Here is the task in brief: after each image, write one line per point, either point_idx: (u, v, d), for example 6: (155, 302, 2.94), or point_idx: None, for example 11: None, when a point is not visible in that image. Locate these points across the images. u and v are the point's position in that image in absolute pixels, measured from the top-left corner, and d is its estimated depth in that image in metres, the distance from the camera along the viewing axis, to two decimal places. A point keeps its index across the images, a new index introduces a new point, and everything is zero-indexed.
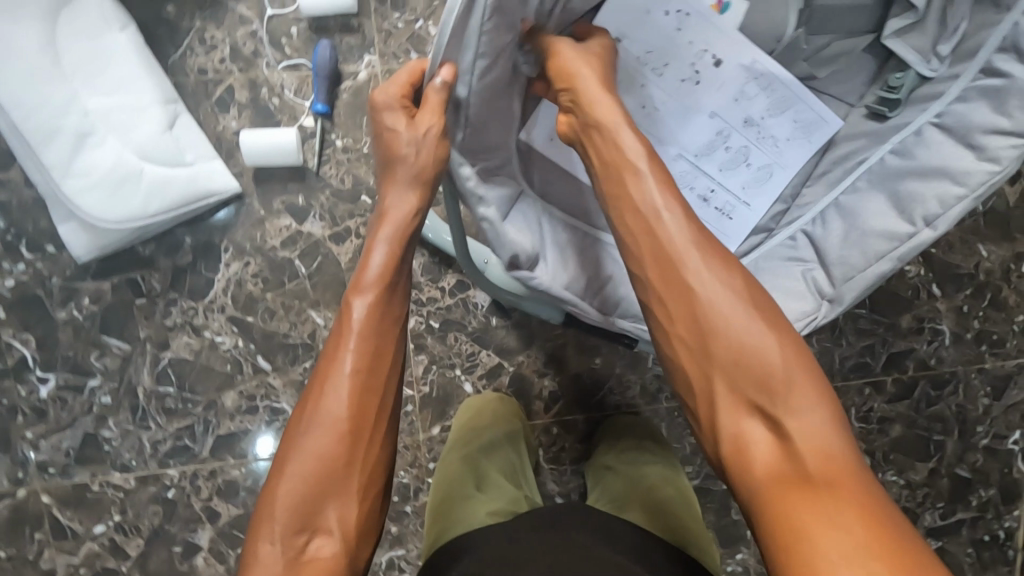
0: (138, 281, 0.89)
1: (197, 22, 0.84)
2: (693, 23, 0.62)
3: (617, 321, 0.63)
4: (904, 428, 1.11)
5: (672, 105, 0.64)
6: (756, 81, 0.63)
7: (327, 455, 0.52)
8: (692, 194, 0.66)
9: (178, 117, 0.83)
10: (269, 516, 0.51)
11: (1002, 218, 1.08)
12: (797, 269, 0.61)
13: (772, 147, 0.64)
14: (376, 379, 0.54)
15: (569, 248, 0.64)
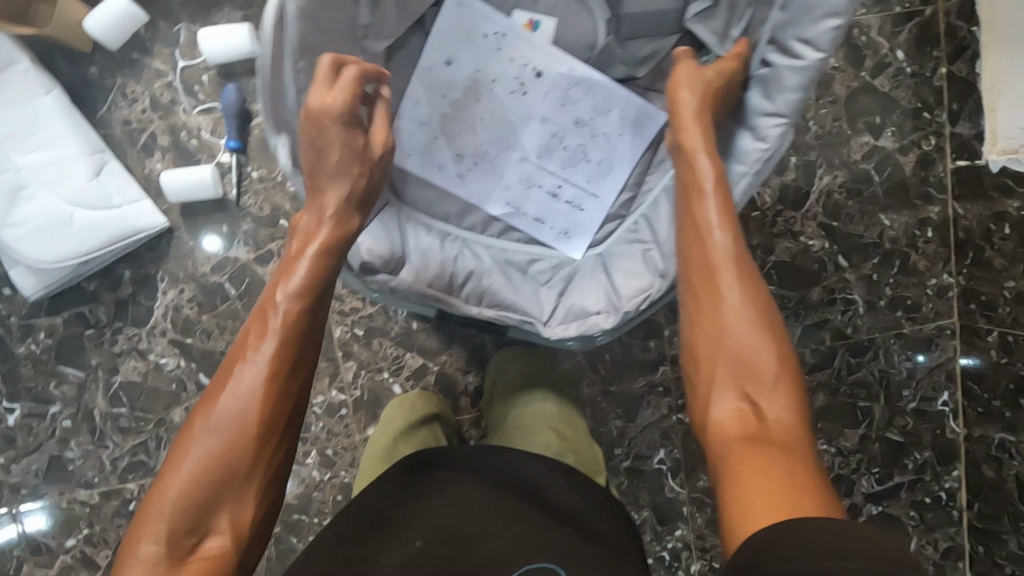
0: (85, 314, 0.99)
1: (118, 79, 0.94)
2: (513, 45, 0.71)
3: (479, 310, 0.69)
4: (827, 396, 1.15)
5: (509, 115, 0.72)
6: (576, 87, 0.71)
7: (226, 461, 0.54)
8: (542, 190, 0.74)
9: (106, 164, 0.92)
10: (153, 516, 0.53)
11: (901, 187, 1.11)
12: (639, 251, 0.69)
13: (604, 142, 0.72)
14: (292, 382, 0.57)
15: (434, 249, 0.70)
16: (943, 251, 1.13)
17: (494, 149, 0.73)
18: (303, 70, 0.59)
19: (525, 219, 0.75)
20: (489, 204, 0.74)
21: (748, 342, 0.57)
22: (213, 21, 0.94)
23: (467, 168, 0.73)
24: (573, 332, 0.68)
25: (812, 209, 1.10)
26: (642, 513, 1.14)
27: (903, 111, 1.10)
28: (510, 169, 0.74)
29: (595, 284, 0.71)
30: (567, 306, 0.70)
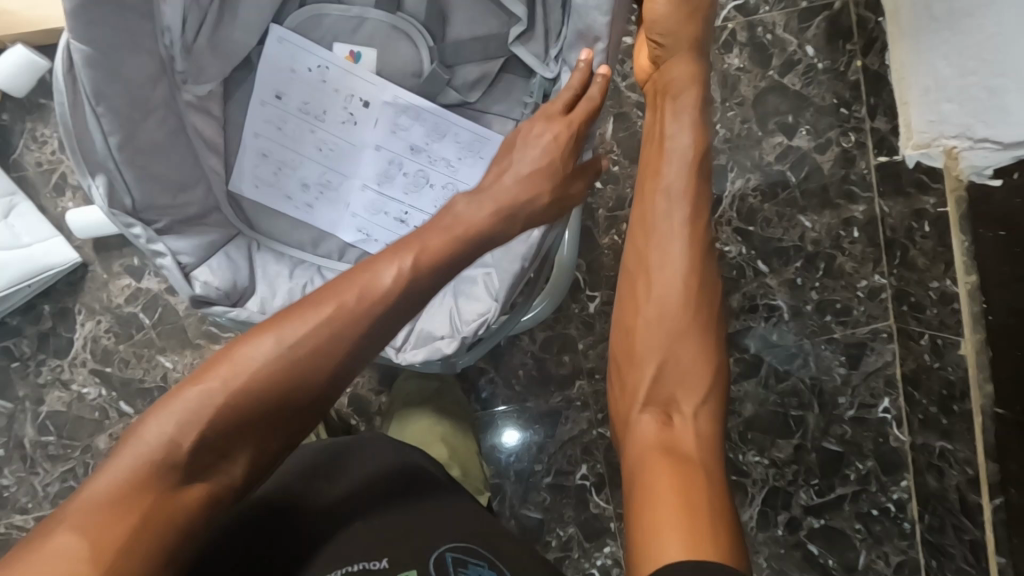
0: (11, 347, 1.03)
1: (28, 124, 0.99)
2: (339, 75, 0.73)
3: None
4: (755, 406, 1.11)
5: (344, 145, 0.75)
6: (405, 114, 0.74)
7: (282, 385, 0.52)
8: (389, 217, 0.76)
9: (16, 206, 0.97)
10: (180, 404, 0.50)
11: (820, 185, 1.07)
12: (481, 275, 0.73)
13: (444, 167, 0.75)
14: (367, 330, 0.56)
15: (288, 280, 0.74)
16: (872, 251, 1.08)
17: (336, 178, 0.76)
18: (106, 117, 0.59)
19: (378, 245, 0.76)
20: (342, 233, 0.76)
21: (677, 350, 0.63)
22: None
23: (314, 198, 0.76)
24: (420, 357, 0.71)
25: (726, 214, 1.07)
26: (568, 530, 1.11)
27: (818, 109, 1.06)
28: (354, 198, 0.76)
29: (444, 309, 0.74)
30: (417, 330, 0.74)
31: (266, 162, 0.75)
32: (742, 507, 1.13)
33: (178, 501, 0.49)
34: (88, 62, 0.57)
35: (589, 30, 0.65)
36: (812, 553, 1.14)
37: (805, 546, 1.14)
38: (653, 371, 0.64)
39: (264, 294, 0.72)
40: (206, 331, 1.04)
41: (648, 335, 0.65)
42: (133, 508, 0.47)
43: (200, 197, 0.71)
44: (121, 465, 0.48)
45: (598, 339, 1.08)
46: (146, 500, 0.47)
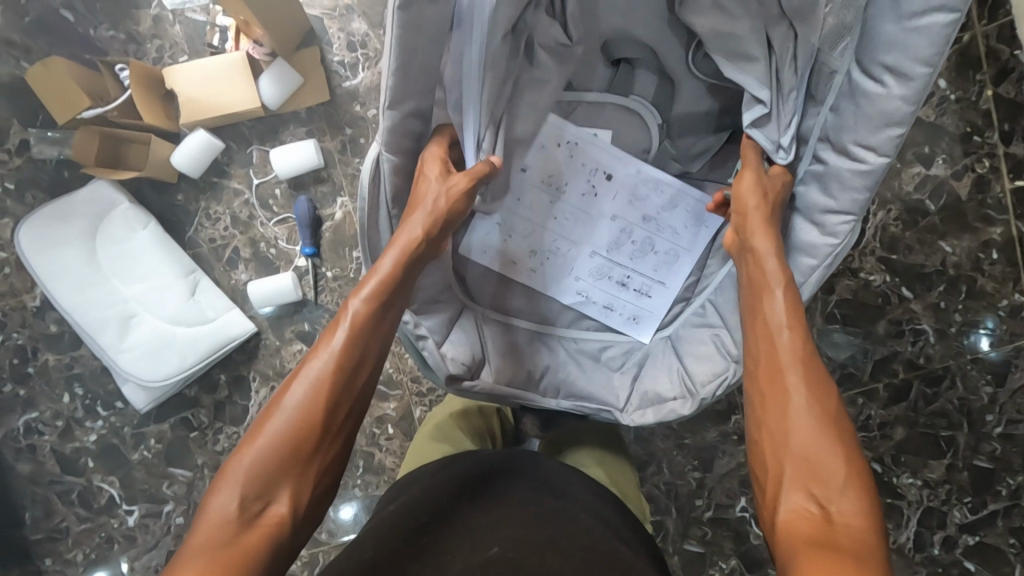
0: (189, 417, 1.07)
1: (202, 203, 1.03)
2: (585, 152, 0.77)
3: (560, 401, 0.76)
4: (906, 429, 1.14)
5: (578, 214, 0.78)
6: (645, 185, 0.77)
7: (299, 428, 0.55)
8: (613, 281, 0.79)
9: (199, 283, 1.01)
10: (233, 471, 0.53)
11: (958, 210, 1.10)
12: (708, 335, 0.73)
13: (672, 235, 0.78)
14: (363, 341, 0.60)
15: (512, 347, 0.77)
16: (1011, 271, 1.11)
17: (565, 245, 0.79)
18: (396, 217, 0.69)
19: (596, 307, 0.79)
20: (563, 296, 0.79)
21: (809, 443, 0.56)
22: (281, 140, 1.03)
23: (538, 263, 0.78)
24: (651, 419, 0.73)
25: (869, 244, 1.11)
26: (730, 562, 1.13)
27: (951, 137, 1.09)
28: (580, 263, 0.79)
29: (668, 369, 0.75)
30: (641, 391, 0.75)
31: (496, 231, 0.78)
32: (897, 529, 1.15)
33: (245, 548, 0.50)
34: (392, 169, 0.66)
35: (885, 117, 0.61)
36: (969, 570, 1.15)
37: (961, 564, 1.15)
38: (791, 465, 0.56)
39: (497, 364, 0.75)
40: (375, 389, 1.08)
41: (779, 426, 0.58)
42: (216, 565, 0.48)
43: (435, 277, 0.73)
44: (196, 543, 0.50)
45: None
46: (214, 559, 0.48)
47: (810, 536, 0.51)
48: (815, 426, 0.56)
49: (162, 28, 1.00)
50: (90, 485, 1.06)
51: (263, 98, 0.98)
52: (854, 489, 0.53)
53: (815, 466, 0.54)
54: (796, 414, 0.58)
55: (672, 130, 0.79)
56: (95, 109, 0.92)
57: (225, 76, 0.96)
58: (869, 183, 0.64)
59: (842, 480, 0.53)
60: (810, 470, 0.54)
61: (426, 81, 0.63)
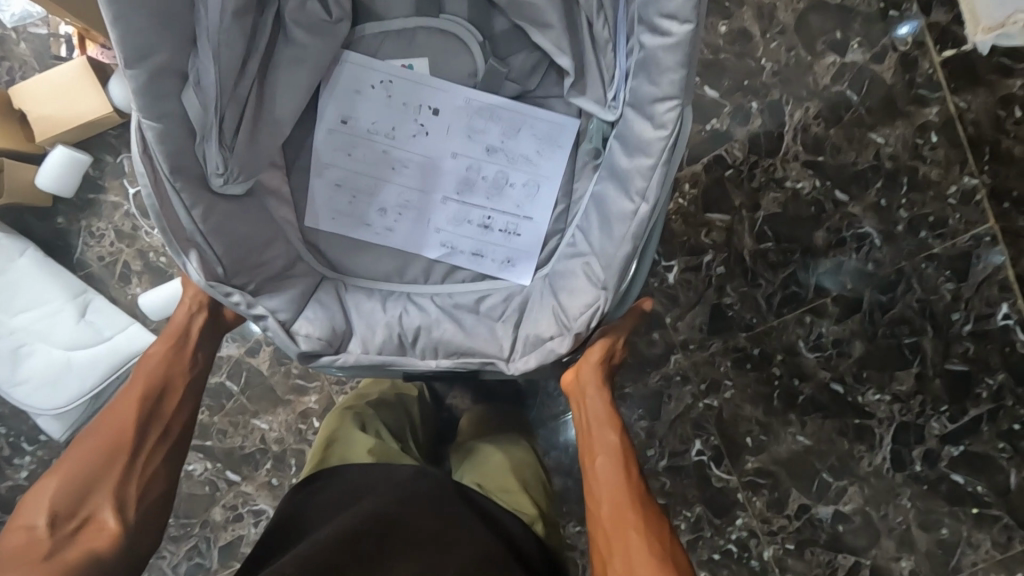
0: None
1: (83, 222, 1.00)
2: (404, 88, 0.78)
3: (439, 360, 0.72)
4: (865, 343, 1.05)
5: (419, 159, 0.79)
6: (479, 115, 0.78)
7: (112, 454, 0.63)
8: (474, 224, 0.79)
9: (91, 303, 0.97)
10: (39, 502, 0.60)
11: (883, 96, 1.01)
12: (579, 264, 0.70)
13: (523, 163, 0.79)
14: (148, 404, 0.67)
15: (384, 316, 0.75)
16: (955, 153, 1.01)
17: (416, 195, 0.79)
18: (187, 190, 0.64)
19: (465, 255, 0.80)
20: (429, 251, 0.79)
21: None
22: None
23: (392, 222, 0.79)
24: (535, 362, 0.70)
25: (791, 150, 1.02)
26: (695, 510, 1.07)
27: (864, 19, 1.00)
28: (437, 211, 0.80)
29: (545, 308, 0.73)
30: (523, 337, 0.72)
31: (340, 192, 0.78)
32: (872, 451, 1.07)
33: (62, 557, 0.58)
34: (159, 137, 0.61)
35: None
36: (958, 483, 1.06)
37: (949, 479, 1.06)
38: None
39: (370, 333, 0.73)
40: (294, 385, 1.05)
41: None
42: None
43: (283, 250, 0.74)
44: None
45: (684, 308, 1.05)
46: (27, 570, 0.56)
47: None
48: (653, 561, 0.65)
49: (8, 48, 0.97)
50: None
51: (115, 101, 0.93)
52: None
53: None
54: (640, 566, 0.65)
55: (498, 52, 0.80)
56: None
57: (70, 89, 0.92)
58: (680, 59, 0.59)
59: None
60: None
61: (168, 34, 0.60)
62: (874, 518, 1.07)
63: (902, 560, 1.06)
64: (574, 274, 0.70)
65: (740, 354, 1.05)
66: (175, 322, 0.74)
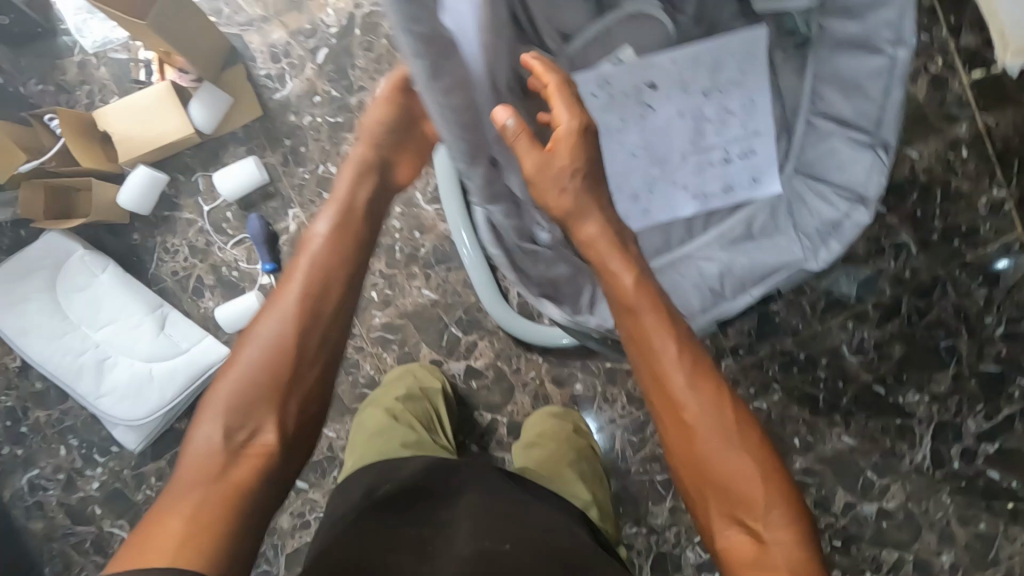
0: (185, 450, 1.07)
1: (159, 238, 1.04)
2: (620, 82, 0.71)
3: (751, 292, 0.74)
4: (904, 345, 1.10)
5: (650, 131, 0.73)
6: (690, 66, 0.71)
7: (279, 359, 0.61)
8: (718, 163, 0.77)
9: (168, 317, 1.01)
10: (214, 404, 0.60)
11: (916, 114, 1.08)
12: (837, 141, 0.71)
13: (736, 87, 0.74)
14: (318, 306, 0.63)
15: (685, 280, 0.76)
16: (984, 167, 1.08)
17: (659, 169, 0.76)
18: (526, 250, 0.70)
19: (717, 195, 0.78)
20: (686, 210, 0.78)
21: (736, 475, 0.62)
22: (224, 162, 1.03)
23: (648, 203, 0.78)
24: (840, 246, 0.71)
25: None
26: None
27: None
28: (682, 172, 0.76)
29: (819, 195, 0.73)
30: (814, 229, 0.73)
31: None
32: (913, 449, 1.12)
33: (236, 474, 0.58)
34: (504, 213, 0.66)
35: None
36: (994, 479, 1.11)
37: (986, 475, 1.11)
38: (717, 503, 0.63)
39: (685, 301, 0.74)
40: (361, 393, 1.08)
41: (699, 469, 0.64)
42: (205, 488, 0.56)
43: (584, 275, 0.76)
44: (186, 464, 0.57)
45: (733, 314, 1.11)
46: (198, 485, 0.56)
47: (746, 562, 0.60)
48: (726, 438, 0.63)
49: (88, 72, 1.00)
50: (102, 532, 1.08)
51: (196, 123, 0.98)
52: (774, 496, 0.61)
53: (739, 493, 0.62)
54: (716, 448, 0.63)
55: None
56: (30, 162, 0.92)
57: (153, 111, 0.96)
58: None
59: (763, 496, 0.61)
60: (736, 503, 0.62)
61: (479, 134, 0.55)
62: (916, 514, 1.11)
63: (943, 554, 1.11)
64: (846, 161, 0.69)
65: (787, 358, 1.10)
66: (341, 192, 0.65)
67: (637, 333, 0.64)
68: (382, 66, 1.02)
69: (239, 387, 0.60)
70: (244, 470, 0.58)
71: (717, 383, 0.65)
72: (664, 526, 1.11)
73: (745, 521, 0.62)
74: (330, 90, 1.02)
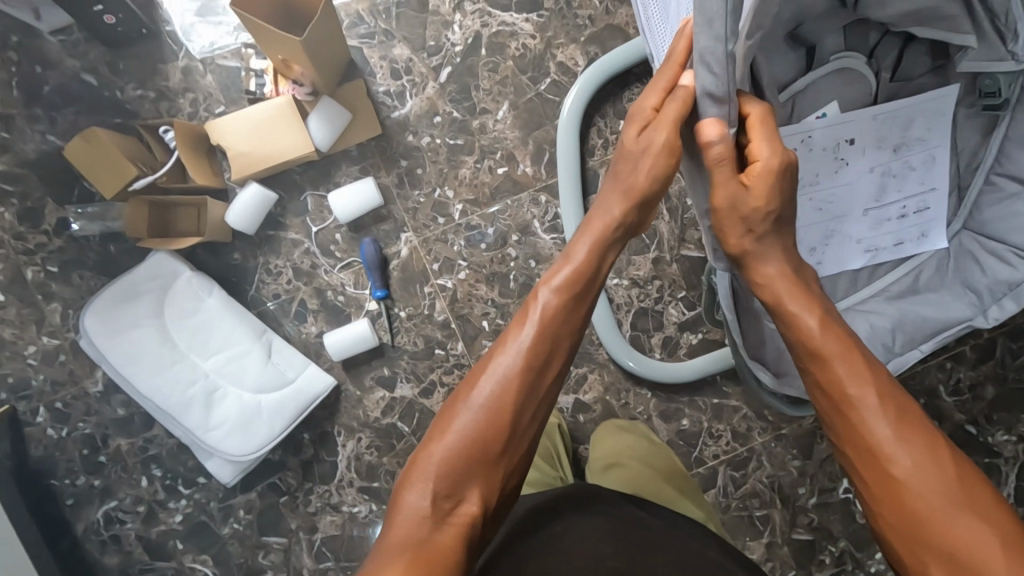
0: (277, 482, 1.01)
1: (261, 258, 0.97)
2: (822, 138, 0.75)
3: (920, 348, 0.74)
4: (997, 387, 1.13)
5: (836, 185, 0.78)
6: (882, 125, 0.76)
7: (492, 424, 0.57)
8: (894, 218, 0.79)
9: (273, 343, 0.96)
10: (422, 468, 0.55)
11: None
12: (1019, 203, 0.73)
13: (922, 145, 0.77)
14: (536, 369, 0.59)
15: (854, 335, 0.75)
16: None
17: (838, 220, 0.79)
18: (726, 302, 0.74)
19: (887, 250, 0.80)
20: (856, 262, 0.80)
21: (961, 537, 0.49)
22: (335, 181, 0.97)
23: (822, 254, 0.79)
24: (1016, 307, 0.72)
25: None
26: (839, 545, 1.09)
27: None
28: (858, 224, 0.79)
29: (992, 254, 0.75)
30: (985, 288, 0.74)
31: None
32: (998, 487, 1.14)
33: (438, 543, 0.52)
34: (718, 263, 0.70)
35: None
36: None
37: None
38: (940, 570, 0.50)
39: None
40: None
41: (911, 533, 0.51)
42: (417, 559, 0.51)
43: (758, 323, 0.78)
44: (393, 535, 0.53)
45: None
46: (407, 554, 0.51)
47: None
48: (940, 485, 0.51)
49: (193, 80, 0.94)
50: (183, 567, 1.01)
51: (315, 140, 0.93)
52: (1017, 569, 0.47)
53: (969, 561, 0.48)
54: (932, 509, 0.51)
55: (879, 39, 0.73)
56: (143, 178, 0.89)
57: (273, 125, 0.92)
58: None
59: (1003, 566, 0.47)
60: (958, 564, 0.49)
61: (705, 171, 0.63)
62: None
63: None
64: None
65: None
66: (580, 257, 0.65)
67: (819, 364, 0.58)
68: (506, 88, 0.98)
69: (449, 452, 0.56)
70: (449, 541, 0.53)
71: (922, 425, 0.54)
72: (761, 561, 1.09)
73: None
74: (451, 110, 0.98)
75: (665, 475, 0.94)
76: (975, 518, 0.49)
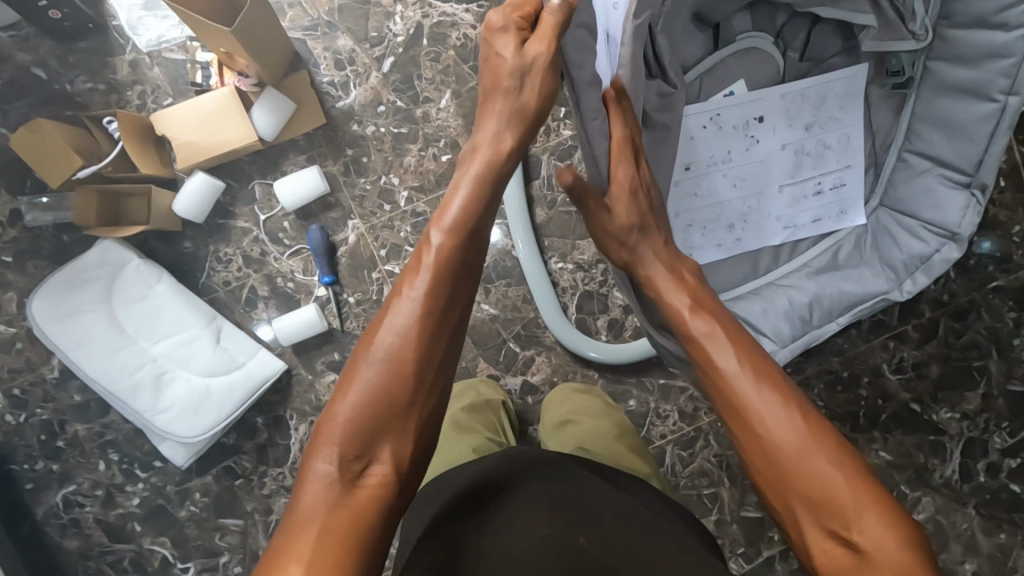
0: (232, 465, 1.04)
1: (212, 246, 1.00)
2: (732, 116, 0.80)
3: (840, 320, 0.77)
4: (941, 365, 1.15)
5: (752, 162, 0.82)
6: (793, 104, 0.81)
7: (400, 379, 0.57)
8: (811, 195, 0.83)
9: (222, 329, 0.99)
10: (329, 433, 0.55)
11: None
12: (929, 179, 0.78)
13: (834, 123, 0.82)
14: (436, 316, 0.60)
15: (773, 309, 0.77)
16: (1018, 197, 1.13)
17: (757, 196, 0.83)
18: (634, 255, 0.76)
19: (806, 227, 0.84)
20: (775, 239, 0.84)
21: (818, 480, 0.53)
22: (283, 171, 1.00)
23: (741, 231, 0.83)
24: (926, 279, 0.75)
25: None
26: None
27: None
28: (775, 201, 0.83)
29: (906, 229, 0.78)
30: (902, 258, 0.77)
31: (694, 229, 0.82)
32: (944, 464, 1.14)
33: (353, 505, 0.52)
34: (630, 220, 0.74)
35: None
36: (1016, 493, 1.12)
37: (1009, 488, 1.12)
38: (804, 513, 0.54)
39: (777, 329, 0.75)
40: None
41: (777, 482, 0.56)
42: (332, 521, 0.50)
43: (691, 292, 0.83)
44: (301, 508, 0.51)
45: None
46: (320, 521, 0.50)
47: None
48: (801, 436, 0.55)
49: (141, 72, 0.97)
50: (142, 550, 1.03)
51: (259, 130, 0.95)
52: (869, 504, 0.51)
53: (822, 499, 0.53)
54: (795, 458, 0.55)
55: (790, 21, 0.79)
56: (89, 167, 0.91)
57: (220, 115, 0.94)
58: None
59: (855, 504, 0.52)
60: (818, 505, 0.53)
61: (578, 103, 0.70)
62: (945, 526, 1.12)
63: (967, 564, 1.12)
64: (938, 195, 0.76)
65: (833, 376, 1.16)
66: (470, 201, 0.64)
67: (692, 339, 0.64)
68: (449, 77, 1.01)
69: (355, 411, 0.55)
70: (363, 501, 0.52)
71: (785, 383, 0.59)
72: None
73: (838, 530, 0.52)
74: (395, 99, 1.00)
75: (619, 435, 0.95)
76: (831, 462, 0.54)
